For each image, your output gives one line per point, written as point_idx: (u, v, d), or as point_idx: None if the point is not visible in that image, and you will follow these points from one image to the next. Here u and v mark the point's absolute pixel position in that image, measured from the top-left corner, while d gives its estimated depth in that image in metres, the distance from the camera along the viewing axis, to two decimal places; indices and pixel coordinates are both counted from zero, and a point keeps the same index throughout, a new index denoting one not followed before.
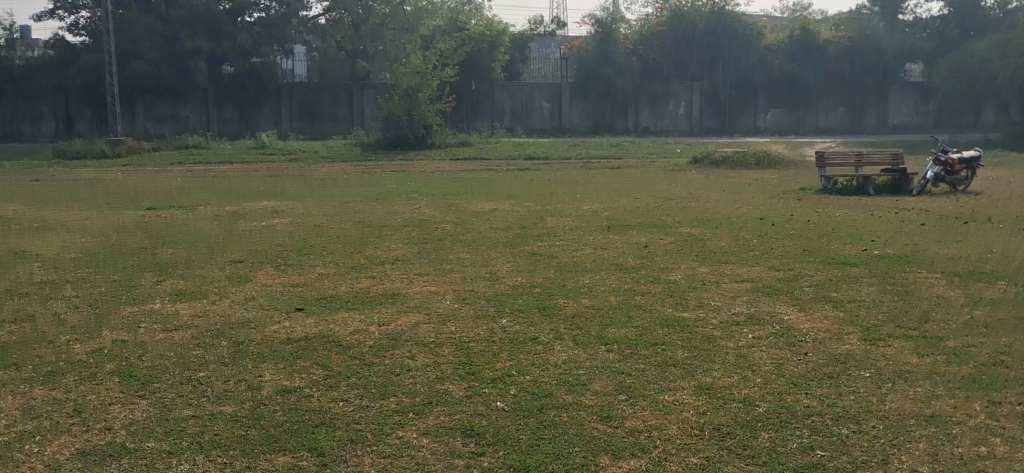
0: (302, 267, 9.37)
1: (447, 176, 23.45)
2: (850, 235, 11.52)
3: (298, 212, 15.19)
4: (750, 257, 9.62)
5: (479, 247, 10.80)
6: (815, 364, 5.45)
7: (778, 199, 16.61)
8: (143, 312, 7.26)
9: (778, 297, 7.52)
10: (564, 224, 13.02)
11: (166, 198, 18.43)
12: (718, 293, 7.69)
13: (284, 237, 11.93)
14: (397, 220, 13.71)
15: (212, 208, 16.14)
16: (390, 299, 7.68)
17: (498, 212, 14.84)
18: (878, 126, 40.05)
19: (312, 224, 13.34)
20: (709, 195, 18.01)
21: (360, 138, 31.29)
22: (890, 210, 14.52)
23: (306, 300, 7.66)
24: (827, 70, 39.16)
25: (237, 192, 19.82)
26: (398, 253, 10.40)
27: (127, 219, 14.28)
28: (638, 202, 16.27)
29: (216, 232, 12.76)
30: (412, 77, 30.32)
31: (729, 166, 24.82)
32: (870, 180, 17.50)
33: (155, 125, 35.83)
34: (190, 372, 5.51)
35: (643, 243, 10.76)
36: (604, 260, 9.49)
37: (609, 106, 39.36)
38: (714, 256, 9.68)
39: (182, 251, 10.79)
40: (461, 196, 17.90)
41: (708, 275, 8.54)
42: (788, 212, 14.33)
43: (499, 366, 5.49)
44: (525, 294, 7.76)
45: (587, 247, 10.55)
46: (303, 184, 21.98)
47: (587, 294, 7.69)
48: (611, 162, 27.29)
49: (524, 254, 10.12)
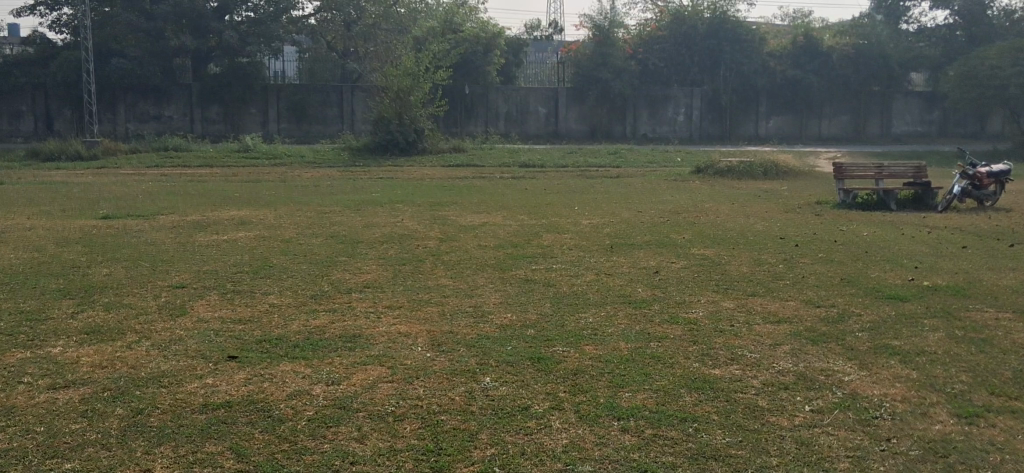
0: (251, 297, 7.88)
1: (436, 183, 22.04)
2: (888, 259, 10.07)
3: (266, 223, 13.73)
4: (781, 288, 8.17)
5: (462, 270, 9.34)
6: (904, 462, 4.07)
7: (794, 213, 15.21)
8: (35, 359, 5.78)
9: (828, 346, 6.07)
10: (560, 241, 11.57)
11: (128, 205, 16.95)
12: (752, 339, 6.22)
13: (242, 254, 10.45)
14: (372, 235, 12.26)
15: (174, 217, 14.70)
16: (347, 343, 6.20)
17: (489, 226, 13.45)
18: (882, 134, 38.67)
19: (278, 239, 11.90)
20: (718, 207, 16.62)
21: (348, 141, 29.85)
22: (922, 229, 13.13)
23: (244, 345, 6.19)
24: (831, 78, 37.63)
25: (207, 199, 18.37)
26: (368, 277, 8.93)
27: (74, 229, 12.82)
28: (641, 215, 14.87)
29: (167, 246, 11.28)
30: (403, 79, 28.80)
31: (735, 176, 23.43)
32: (892, 194, 16.11)
33: (137, 125, 34.32)
34: (57, 464, 4.11)
35: (652, 268, 9.32)
36: (609, 291, 8.02)
37: (607, 110, 37.91)
38: (737, 287, 8.24)
39: (119, 271, 9.29)
40: (448, 206, 16.50)
41: (738, 313, 7.08)
42: (810, 229, 12.91)
43: (476, 457, 4.14)
44: (516, 338, 6.30)
45: (588, 272, 9.08)
46: (281, 189, 20.54)
47: (591, 340, 6.23)
48: (610, 170, 25.87)
49: (514, 280, 8.65)
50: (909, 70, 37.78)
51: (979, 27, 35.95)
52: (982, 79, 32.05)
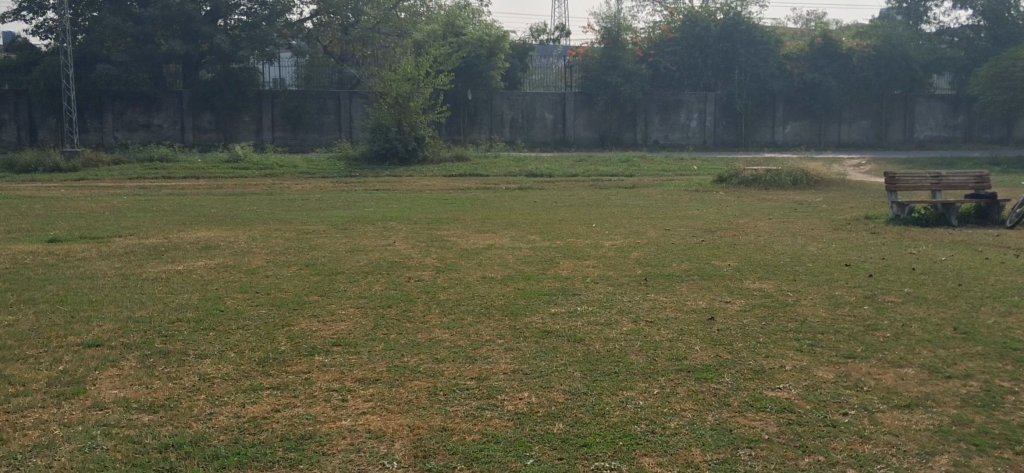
0: (178, 365, 5.86)
1: (435, 196, 20.14)
2: (994, 295, 8.08)
3: (234, 247, 11.76)
4: (884, 347, 6.17)
5: (463, 316, 7.32)
6: None
7: (845, 232, 13.20)
8: None
9: (1006, 459, 4.13)
10: (581, 271, 9.60)
11: (86, 224, 14.99)
12: (887, 445, 4.27)
13: (191, 293, 8.44)
14: (355, 263, 10.29)
15: (131, 239, 12.74)
16: (296, 454, 4.26)
17: (494, 249, 11.51)
18: (904, 140, 36.58)
19: (242, 269, 9.93)
20: (756, 223, 14.65)
21: (343, 151, 27.95)
22: (1004, 251, 11.16)
23: (140, 459, 4.22)
24: (852, 81, 35.44)
25: (178, 216, 16.43)
26: (342, 327, 6.94)
27: (6, 257, 10.88)
28: (670, 235, 12.91)
29: (105, 279, 9.28)
30: (402, 83, 26.82)
31: (762, 187, 21.48)
32: (953, 207, 14.18)
33: (125, 134, 32.30)
34: None
35: (707, 313, 7.32)
36: (658, 353, 6.00)
37: (616, 116, 35.79)
38: (826, 344, 6.24)
39: (27, 319, 7.28)
40: (449, 224, 14.56)
41: (846, 393, 5.11)
42: (874, 254, 10.91)
43: None
44: (538, 444, 4.34)
45: (623, 320, 7.09)
46: (264, 204, 18.62)
47: (650, 446, 4.28)
48: (624, 180, 23.91)
49: (529, 333, 6.65)
50: (932, 72, 35.85)
51: (1006, 27, 34.53)
52: (1016, 79, 29.96)
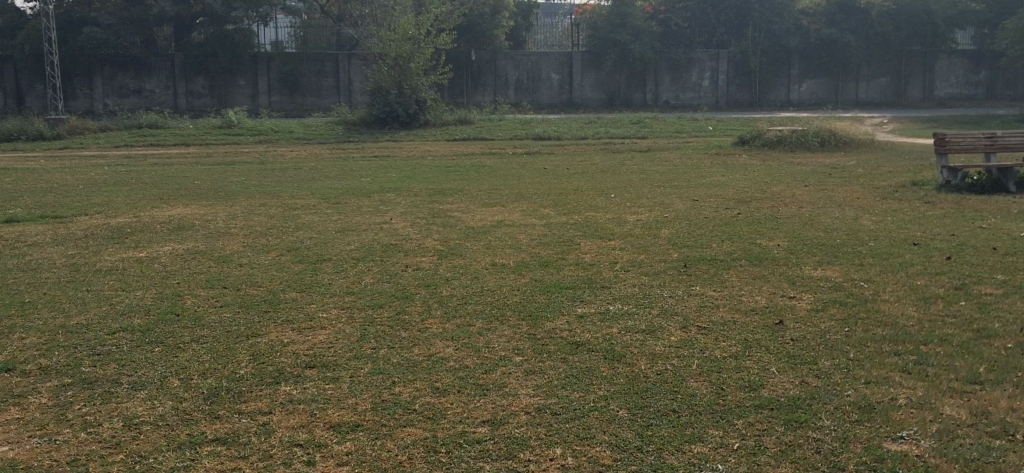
0: (102, 402, 4.47)
1: (436, 163, 18.74)
2: None
3: (209, 228, 10.36)
4: (1014, 365, 4.78)
5: (471, 321, 5.94)
6: None
7: (895, 201, 11.78)
8: None
9: None
10: (607, 255, 8.18)
11: (54, 201, 13.60)
12: None
13: (145, 291, 7.03)
14: (345, 247, 8.89)
15: (98, 219, 11.35)
16: None
17: (503, 227, 10.09)
18: (925, 98, 34.72)
19: (213, 256, 8.53)
20: (792, 191, 13.23)
21: (342, 115, 26.44)
22: None
23: None
24: (869, 36, 33.61)
25: (156, 189, 15.04)
26: (319, 339, 5.55)
27: None
28: (700, 207, 11.49)
29: (51, 272, 7.90)
30: (401, 44, 25.14)
31: (787, 149, 20.01)
32: (1011, 172, 12.65)
33: (115, 101, 30.75)
34: None
35: (772, 314, 5.92)
36: (724, 378, 4.62)
37: (626, 76, 34.07)
38: (937, 361, 4.85)
39: None
40: (452, 196, 13.16)
41: (996, 446, 3.74)
42: (940, 229, 9.47)
43: None
44: None
45: (670, 324, 5.70)
46: (252, 174, 17.21)
47: None
48: (638, 142, 22.46)
49: (556, 346, 5.27)
50: (955, 27, 34.06)
51: None
52: None
